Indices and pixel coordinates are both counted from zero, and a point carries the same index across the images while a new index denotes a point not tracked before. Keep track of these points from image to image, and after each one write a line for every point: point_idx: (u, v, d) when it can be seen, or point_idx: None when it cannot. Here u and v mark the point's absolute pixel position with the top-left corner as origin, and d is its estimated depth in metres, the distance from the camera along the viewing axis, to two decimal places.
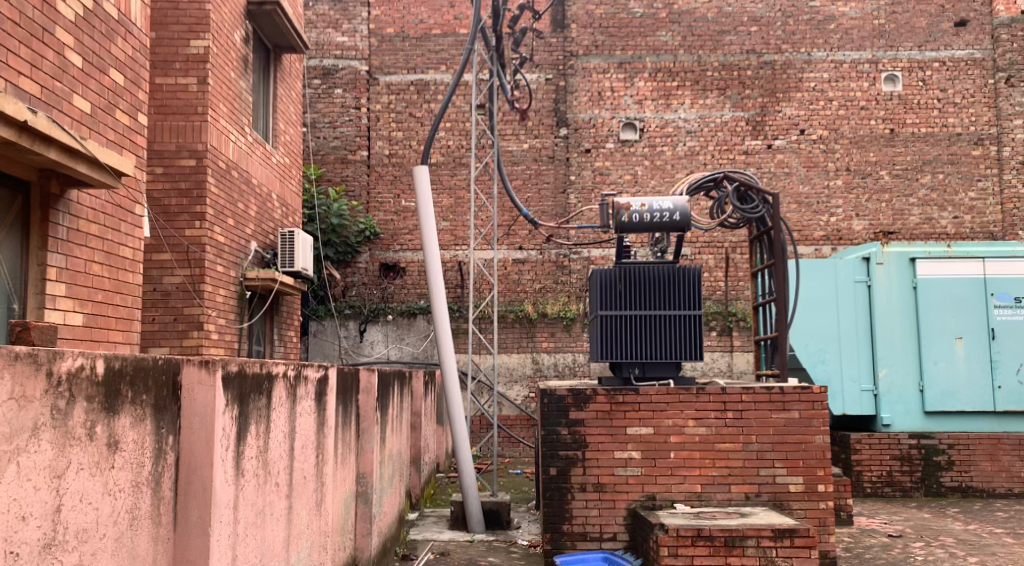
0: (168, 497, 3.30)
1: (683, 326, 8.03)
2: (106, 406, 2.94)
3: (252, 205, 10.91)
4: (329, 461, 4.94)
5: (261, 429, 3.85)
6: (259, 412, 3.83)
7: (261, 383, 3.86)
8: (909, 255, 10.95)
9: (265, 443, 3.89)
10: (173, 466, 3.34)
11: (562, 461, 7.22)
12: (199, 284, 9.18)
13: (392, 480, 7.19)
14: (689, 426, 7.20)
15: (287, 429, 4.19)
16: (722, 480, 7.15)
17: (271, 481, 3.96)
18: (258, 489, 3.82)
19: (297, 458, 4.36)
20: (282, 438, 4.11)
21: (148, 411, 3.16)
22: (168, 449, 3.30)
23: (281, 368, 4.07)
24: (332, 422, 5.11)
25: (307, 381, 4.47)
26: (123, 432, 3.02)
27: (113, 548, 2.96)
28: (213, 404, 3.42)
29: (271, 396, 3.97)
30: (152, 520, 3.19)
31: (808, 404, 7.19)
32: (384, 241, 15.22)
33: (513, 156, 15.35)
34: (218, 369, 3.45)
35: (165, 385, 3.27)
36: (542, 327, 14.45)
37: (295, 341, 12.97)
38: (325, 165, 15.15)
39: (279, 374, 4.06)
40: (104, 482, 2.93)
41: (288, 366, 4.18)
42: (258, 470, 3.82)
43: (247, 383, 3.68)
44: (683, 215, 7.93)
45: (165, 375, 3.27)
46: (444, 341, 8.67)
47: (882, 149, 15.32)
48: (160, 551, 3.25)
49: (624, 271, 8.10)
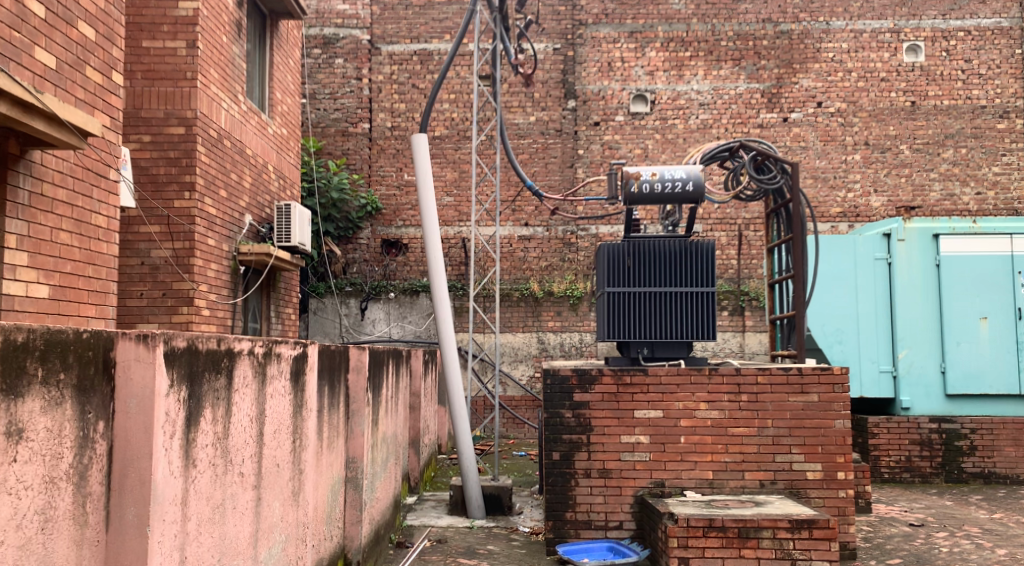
0: (98, 492, 3.10)
1: (696, 304, 7.59)
2: (6, 388, 2.74)
3: (246, 176, 10.50)
4: (309, 447, 4.62)
5: (219, 413, 3.61)
6: (217, 393, 3.60)
7: (218, 361, 3.60)
8: (932, 231, 10.46)
9: (224, 429, 3.65)
10: (104, 456, 3.13)
11: (565, 445, 6.82)
12: (189, 258, 8.79)
13: (386, 465, 6.82)
14: (700, 409, 6.79)
15: (255, 412, 3.94)
16: (735, 466, 6.74)
17: (232, 471, 3.72)
18: (215, 481, 3.59)
19: (265, 443, 4.05)
20: (247, 423, 3.86)
21: (66, 395, 2.96)
22: (96, 438, 3.09)
23: (245, 345, 3.83)
24: (314, 403, 4.74)
25: (281, 359, 4.19)
26: (31, 420, 2.82)
27: (17, 554, 2.76)
28: (150, 385, 3.19)
29: (232, 375, 3.72)
30: (73, 520, 2.99)
31: (829, 386, 6.75)
32: (386, 216, 14.81)
33: (519, 129, 14.88)
34: (159, 345, 3.24)
35: (90, 363, 3.07)
36: (548, 305, 14.03)
37: (293, 318, 12.59)
38: (325, 137, 14.71)
39: (244, 351, 3.82)
40: (3, 478, 2.73)
41: (255, 343, 3.93)
42: (215, 459, 3.59)
43: (198, 360, 3.45)
44: (696, 185, 7.47)
45: (91, 351, 3.08)
46: (443, 318, 8.27)
47: (902, 123, 14.80)
48: (86, 555, 3.05)
49: (633, 246, 7.66)
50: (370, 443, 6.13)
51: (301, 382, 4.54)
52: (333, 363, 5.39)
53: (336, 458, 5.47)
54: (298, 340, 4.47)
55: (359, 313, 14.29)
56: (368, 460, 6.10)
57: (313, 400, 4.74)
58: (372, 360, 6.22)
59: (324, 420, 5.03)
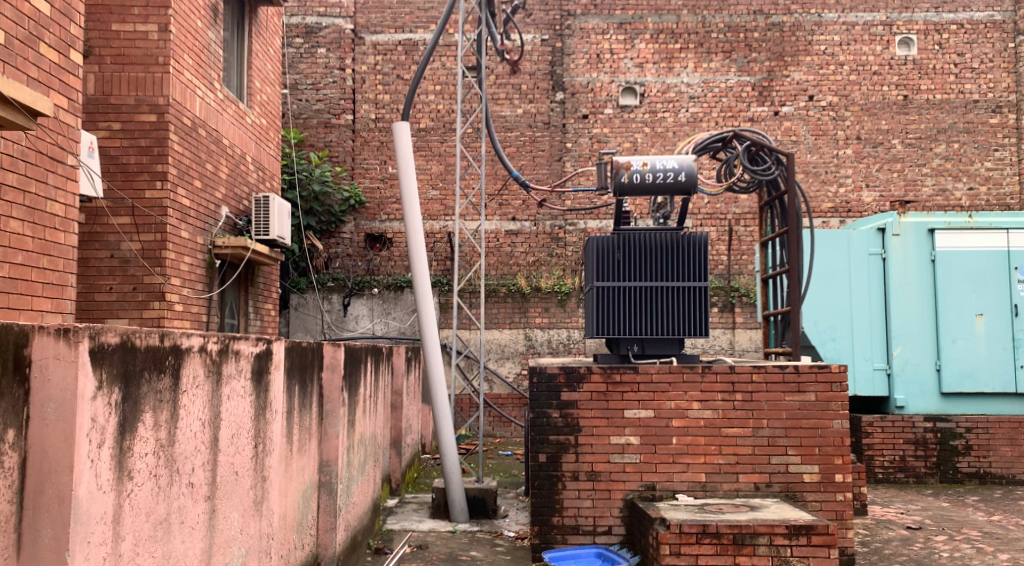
0: (10, 512, 2.83)
1: (688, 299, 7.30)
2: None
3: (223, 167, 10.16)
4: (274, 452, 4.34)
5: (161, 418, 3.37)
6: (159, 397, 3.35)
7: (161, 360, 3.36)
8: (928, 226, 10.20)
9: (167, 436, 3.40)
10: (20, 469, 2.86)
11: (552, 446, 6.52)
12: (161, 251, 8.46)
13: (364, 470, 6.50)
14: (693, 409, 6.49)
15: (207, 416, 3.68)
16: (729, 468, 6.45)
17: (178, 481, 3.48)
18: (158, 493, 3.35)
19: (221, 449, 3.79)
20: (198, 427, 3.60)
21: None
22: (8, 449, 2.82)
23: (195, 343, 3.57)
24: (279, 405, 4.43)
25: (239, 357, 3.92)
26: None
27: None
28: (73, 387, 2.96)
29: (178, 375, 3.46)
30: None
31: (826, 385, 6.47)
32: (369, 210, 14.46)
33: (506, 122, 14.55)
34: (84, 343, 3.00)
35: (5, 364, 2.80)
36: (535, 302, 13.73)
37: (273, 313, 12.24)
38: (307, 129, 14.38)
39: (193, 349, 3.56)
40: None
41: (208, 340, 3.67)
42: (156, 470, 3.35)
43: (134, 360, 3.21)
44: (689, 176, 7.17)
45: (7, 349, 2.81)
46: (426, 314, 7.92)
47: (895, 117, 14.56)
48: None
49: (623, 239, 7.36)
50: (346, 445, 5.82)
51: (265, 381, 4.22)
52: (304, 361, 5.08)
53: (307, 464, 5.15)
54: (262, 337, 4.15)
55: (342, 310, 13.93)
56: (344, 462, 5.79)
57: (279, 402, 4.42)
58: (348, 357, 5.89)
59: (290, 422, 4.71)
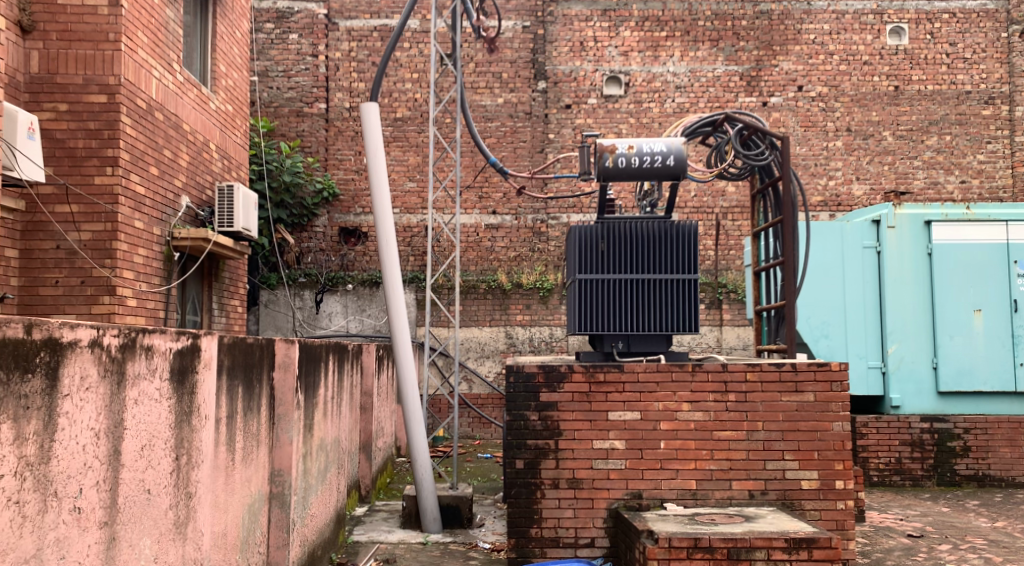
0: None
1: (678, 292, 6.80)
2: None
3: (183, 154, 9.67)
4: (203, 464, 3.78)
5: (39, 428, 2.84)
6: (34, 403, 2.82)
7: (34, 358, 2.82)
8: (924, 218, 9.70)
9: (47, 451, 2.87)
10: None
11: (530, 451, 6.01)
12: (111, 242, 8.02)
13: (323, 480, 5.94)
14: (682, 411, 5.99)
15: (107, 425, 3.13)
16: (721, 475, 5.95)
17: (63, 505, 2.93)
18: (35, 523, 2.82)
19: (127, 464, 3.24)
20: (91, 438, 3.05)
21: None
22: None
23: (84, 337, 3.04)
24: (213, 410, 3.88)
25: (152, 354, 3.37)
26: None
27: None
28: None
29: (60, 376, 2.92)
30: None
31: (826, 384, 5.97)
32: (343, 203, 13.90)
33: (485, 111, 14.00)
34: None
35: None
36: (516, 298, 13.22)
37: (238, 309, 11.67)
38: (278, 118, 13.82)
39: (82, 345, 3.02)
40: None
41: (106, 332, 3.13)
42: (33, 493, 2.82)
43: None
44: (678, 160, 6.65)
45: None
46: (396, 309, 7.34)
47: (885, 109, 14.11)
48: None
49: (607, 228, 6.86)
50: (301, 453, 5.28)
51: (191, 382, 3.67)
52: (249, 360, 4.54)
53: (252, 475, 4.61)
54: (189, 332, 3.62)
55: (314, 307, 13.36)
56: (299, 472, 5.25)
57: (212, 406, 3.88)
58: (305, 355, 5.35)
59: (228, 428, 4.17)
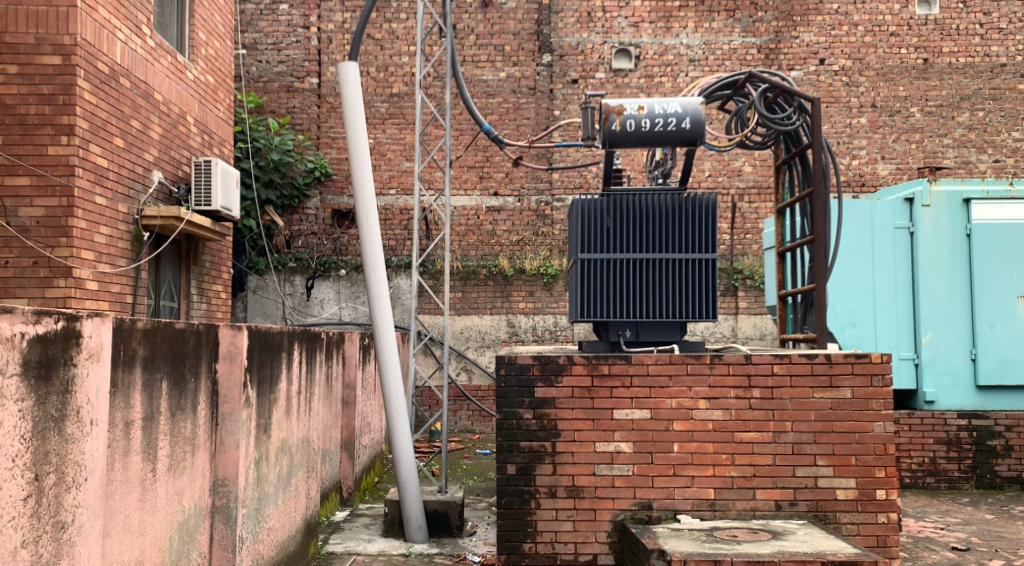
0: None
1: (694, 274, 6.00)
2: None
3: (155, 126, 8.92)
4: (91, 479, 3.03)
5: None
6: None
7: None
8: (962, 195, 8.80)
9: None
10: None
11: (523, 455, 5.24)
12: (66, 219, 7.29)
13: (286, 489, 5.18)
14: (698, 409, 5.20)
15: None
16: (744, 483, 5.16)
17: None
18: None
19: None
20: None
21: None
22: None
23: None
24: (107, 411, 3.12)
25: None
26: None
27: None
28: None
29: None
30: None
31: (865, 378, 5.17)
32: (336, 184, 13.08)
33: (487, 87, 13.19)
34: None
35: None
36: (519, 285, 12.46)
37: (220, 294, 10.93)
38: (267, 93, 13.04)
39: None
40: None
41: None
42: None
43: None
44: (695, 122, 5.82)
45: None
46: (377, 292, 6.55)
47: (913, 83, 13.19)
48: None
49: (613, 202, 6.05)
50: (254, 459, 4.52)
51: (66, 377, 2.92)
52: (178, 350, 3.78)
53: (184, 487, 3.85)
54: (59, 315, 2.86)
55: (305, 293, 12.62)
56: (250, 480, 4.48)
57: (105, 409, 3.12)
58: (258, 342, 4.58)
59: (143, 432, 3.41)
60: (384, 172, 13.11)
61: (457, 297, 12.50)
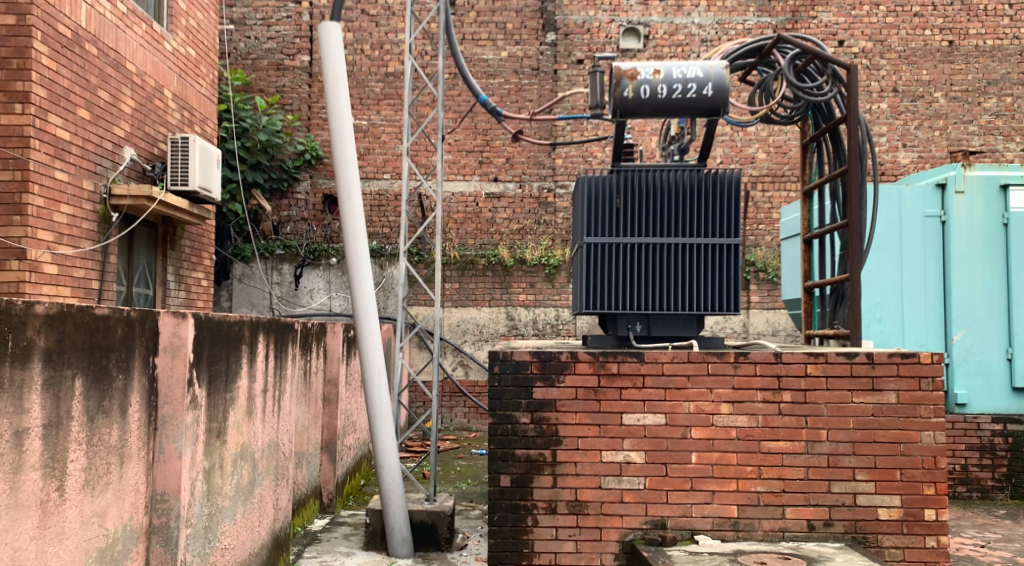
0: None
1: (714, 260, 5.33)
2: None
3: (127, 99, 8.25)
4: None
5: None
6: None
7: None
8: (999, 181, 8.13)
9: None
10: None
11: (519, 466, 4.58)
12: (20, 195, 6.68)
13: (247, 501, 4.52)
14: (721, 414, 4.54)
15: None
16: (772, 500, 4.51)
17: None
18: None
19: None
20: None
21: None
22: None
23: None
24: None
25: None
26: None
27: None
28: None
29: None
30: None
31: (912, 381, 4.50)
32: (328, 167, 12.43)
33: (487, 66, 12.51)
34: None
35: None
36: (519, 275, 11.85)
37: (201, 281, 10.26)
38: (256, 71, 12.36)
39: None
40: None
41: None
42: None
43: None
44: (718, 90, 5.15)
45: None
46: (360, 279, 5.89)
47: (938, 66, 12.49)
48: None
49: (623, 180, 5.39)
50: (205, 469, 3.88)
51: None
52: (101, 340, 3.13)
53: (108, 507, 3.20)
54: None
55: (293, 282, 11.98)
56: (199, 493, 3.84)
57: None
58: (212, 332, 3.93)
59: (42, 442, 2.77)
60: (378, 155, 12.42)
61: (454, 287, 11.85)
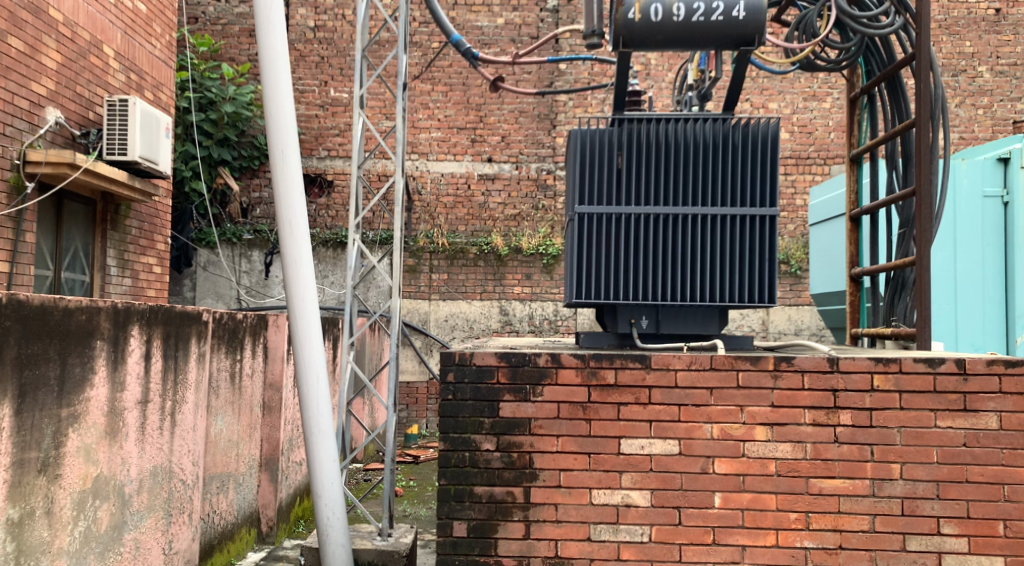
0: None
1: (750, 235, 4.11)
2: None
3: (50, 51, 7.04)
4: None
5: None
6: None
7: None
8: None
9: None
10: None
11: (479, 509, 3.51)
12: None
13: (112, 552, 3.76)
14: (756, 442, 3.45)
15: None
16: (822, 559, 3.42)
17: None
18: None
19: None
20: None
21: None
22: None
23: None
24: None
25: None
26: None
27: None
28: None
29: None
30: None
31: (1019, 399, 3.38)
32: (305, 144, 11.13)
33: (482, 35, 11.28)
34: None
35: None
36: (514, 266, 10.69)
37: (155, 269, 9.05)
38: (226, 38, 11.13)
39: None
40: None
41: None
42: None
43: None
44: (752, 13, 3.92)
45: None
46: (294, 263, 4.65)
47: (982, 37, 11.21)
48: None
49: (625, 133, 4.17)
50: (10, 520, 3.15)
51: None
52: None
53: None
54: None
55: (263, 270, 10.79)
56: None
57: None
58: (19, 338, 3.21)
59: None
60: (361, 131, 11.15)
61: (441, 278, 10.71)
